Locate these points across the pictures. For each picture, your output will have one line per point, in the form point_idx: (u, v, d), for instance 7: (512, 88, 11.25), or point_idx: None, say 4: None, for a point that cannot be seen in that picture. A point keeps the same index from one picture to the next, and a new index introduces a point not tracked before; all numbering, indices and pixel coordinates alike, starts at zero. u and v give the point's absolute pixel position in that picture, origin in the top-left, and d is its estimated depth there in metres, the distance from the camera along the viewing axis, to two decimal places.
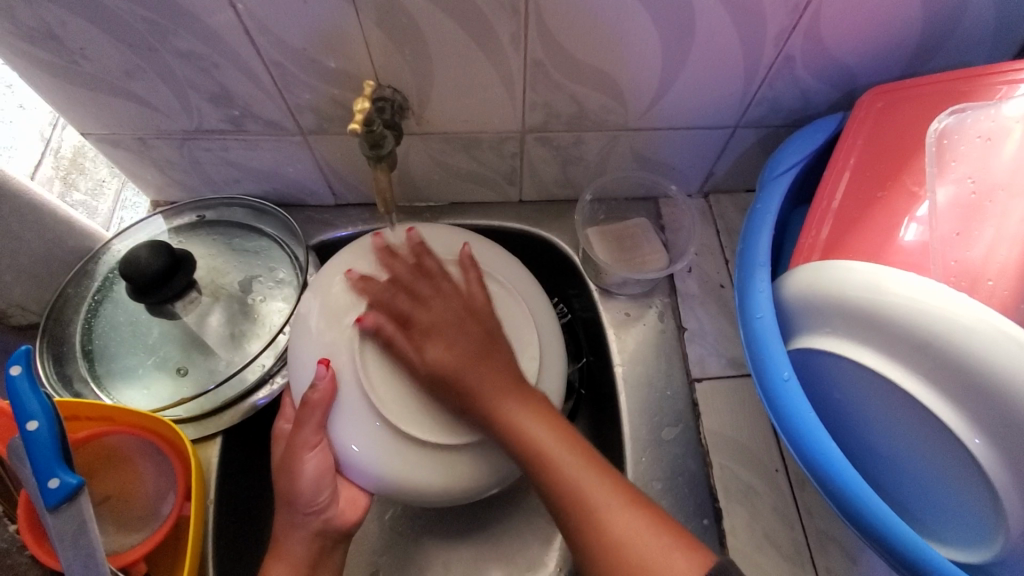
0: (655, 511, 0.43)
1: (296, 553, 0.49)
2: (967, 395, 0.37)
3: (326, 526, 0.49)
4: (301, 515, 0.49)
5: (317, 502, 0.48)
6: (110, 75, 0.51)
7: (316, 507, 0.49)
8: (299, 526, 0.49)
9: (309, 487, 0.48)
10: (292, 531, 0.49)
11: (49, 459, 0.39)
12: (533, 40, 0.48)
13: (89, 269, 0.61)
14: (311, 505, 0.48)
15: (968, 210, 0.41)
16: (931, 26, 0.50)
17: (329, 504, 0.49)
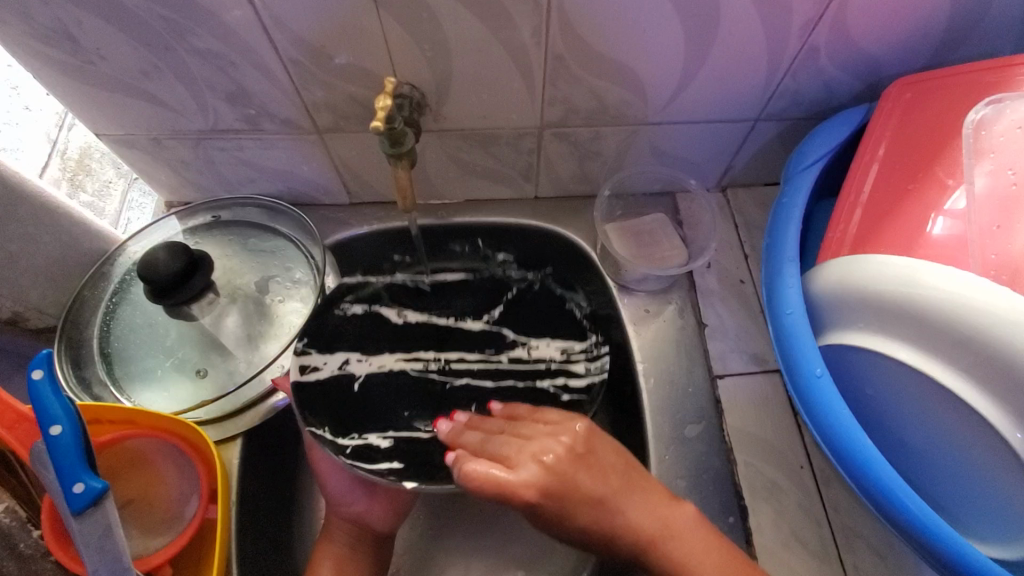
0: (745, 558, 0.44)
1: (334, 544, 0.55)
2: (1008, 389, 0.36)
3: (362, 519, 0.56)
4: (337, 507, 0.56)
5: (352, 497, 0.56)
6: (125, 75, 0.51)
7: (348, 501, 0.56)
8: (336, 518, 0.56)
9: (342, 485, 0.56)
10: (333, 523, 0.56)
11: (73, 463, 0.38)
12: (556, 35, 0.47)
13: (105, 270, 0.61)
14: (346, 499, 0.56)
15: (1006, 203, 0.40)
16: (959, 15, 0.49)
17: (359, 500, 0.56)
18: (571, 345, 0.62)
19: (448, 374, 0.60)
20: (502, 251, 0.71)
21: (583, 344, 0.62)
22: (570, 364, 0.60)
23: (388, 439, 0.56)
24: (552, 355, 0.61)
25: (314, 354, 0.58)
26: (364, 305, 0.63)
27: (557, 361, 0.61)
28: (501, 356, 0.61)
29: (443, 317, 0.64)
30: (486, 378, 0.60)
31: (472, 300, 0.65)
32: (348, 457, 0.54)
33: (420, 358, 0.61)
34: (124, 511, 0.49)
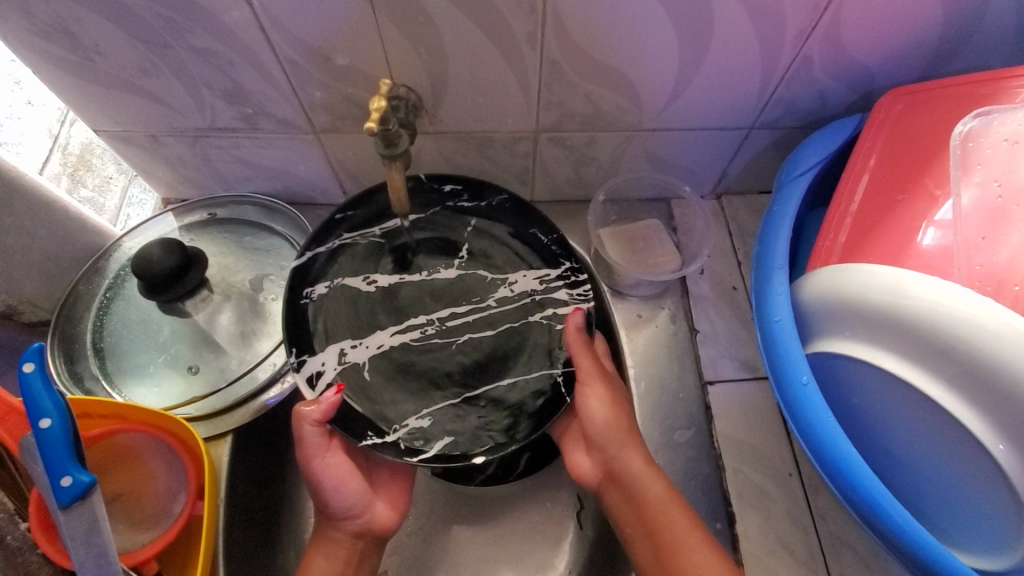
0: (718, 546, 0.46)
1: (335, 556, 0.53)
2: (990, 400, 0.37)
3: (364, 528, 0.54)
4: (337, 522, 0.54)
5: (354, 507, 0.54)
6: (124, 72, 0.51)
7: (353, 516, 0.54)
8: (337, 532, 0.54)
9: (345, 501, 0.53)
10: (332, 535, 0.53)
11: (61, 457, 0.38)
12: (552, 40, 0.48)
13: (100, 266, 0.61)
14: (346, 511, 0.54)
15: (992, 214, 0.40)
16: (952, 28, 0.49)
17: (361, 513, 0.54)
18: (547, 273, 0.57)
19: (447, 334, 0.55)
20: (449, 180, 0.58)
21: (558, 270, 0.57)
22: (552, 292, 0.57)
23: (427, 419, 0.51)
24: (532, 287, 0.57)
25: (309, 362, 0.51)
26: (331, 285, 0.55)
27: (539, 293, 0.56)
28: (494, 302, 0.56)
29: (414, 275, 0.57)
30: (482, 325, 0.56)
31: (434, 254, 0.58)
32: (410, 455, 0.49)
33: (408, 329, 0.55)
34: (112, 506, 0.49)
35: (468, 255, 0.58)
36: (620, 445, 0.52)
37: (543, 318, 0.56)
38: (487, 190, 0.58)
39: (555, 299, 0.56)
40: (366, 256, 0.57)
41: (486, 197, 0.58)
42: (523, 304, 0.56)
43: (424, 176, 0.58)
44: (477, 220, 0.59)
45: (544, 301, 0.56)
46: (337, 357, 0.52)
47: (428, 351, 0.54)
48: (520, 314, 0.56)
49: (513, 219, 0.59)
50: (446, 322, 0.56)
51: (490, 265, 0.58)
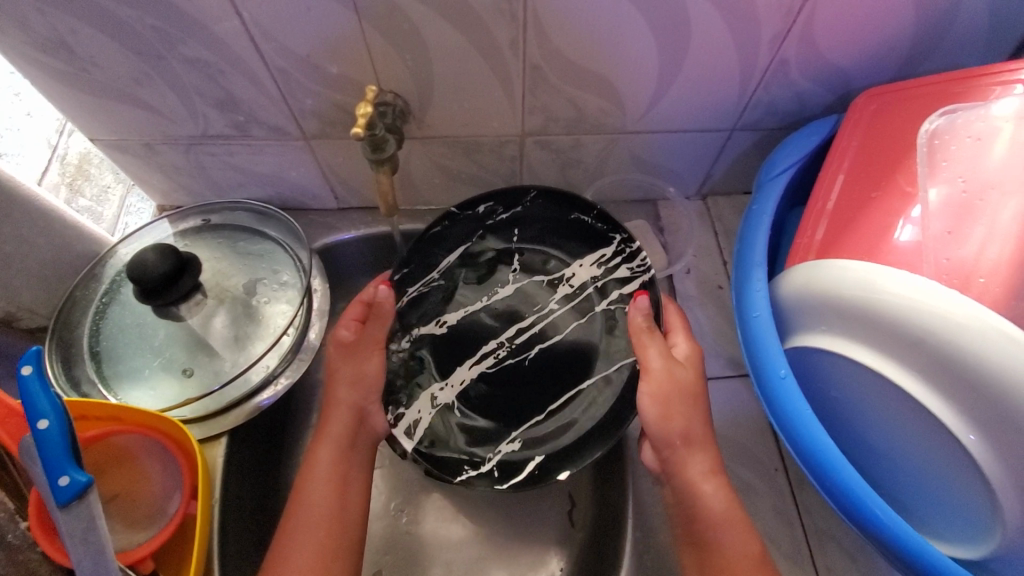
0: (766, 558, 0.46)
1: (335, 429, 0.52)
2: (958, 390, 0.38)
3: (365, 415, 0.53)
4: (347, 397, 0.53)
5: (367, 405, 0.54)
6: (118, 82, 0.52)
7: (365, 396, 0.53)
8: (340, 405, 0.52)
9: (366, 380, 0.53)
10: (333, 411, 0.52)
11: (58, 456, 0.39)
12: (533, 46, 0.49)
13: (96, 272, 0.62)
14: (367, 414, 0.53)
15: (959, 210, 0.42)
16: (923, 29, 0.51)
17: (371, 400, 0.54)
18: (602, 253, 0.60)
19: (518, 351, 0.59)
20: (482, 202, 0.60)
21: (612, 247, 0.60)
22: (613, 272, 0.59)
23: (517, 441, 0.56)
24: (592, 275, 0.60)
25: (405, 414, 0.56)
26: (406, 336, 0.58)
27: (600, 279, 0.60)
28: (558, 305, 0.61)
29: (477, 302, 0.61)
30: (548, 333, 0.60)
31: (488, 275, 0.62)
32: (504, 481, 0.54)
33: (481, 357, 0.59)
34: (109, 506, 0.50)
35: (522, 269, 0.62)
36: (676, 438, 0.49)
37: (603, 305, 0.59)
38: (516, 194, 0.60)
39: (611, 281, 0.59)
40: (430, 300, 0.60)
41: (518, 202, 0.61)
42: (581, 295, 0.60)
43: (456, 208, 0.60)
44: (518, 232, 0.62)
45: (603, 286, 0.59)
46: (429, 403, 0.57)
47: (505, 371, 0.59)
48: (583, 308, 0.60)
49: (549, 214, 0.61)
50: (515, 340, 0.60)
51: (544, 273, 0.62)
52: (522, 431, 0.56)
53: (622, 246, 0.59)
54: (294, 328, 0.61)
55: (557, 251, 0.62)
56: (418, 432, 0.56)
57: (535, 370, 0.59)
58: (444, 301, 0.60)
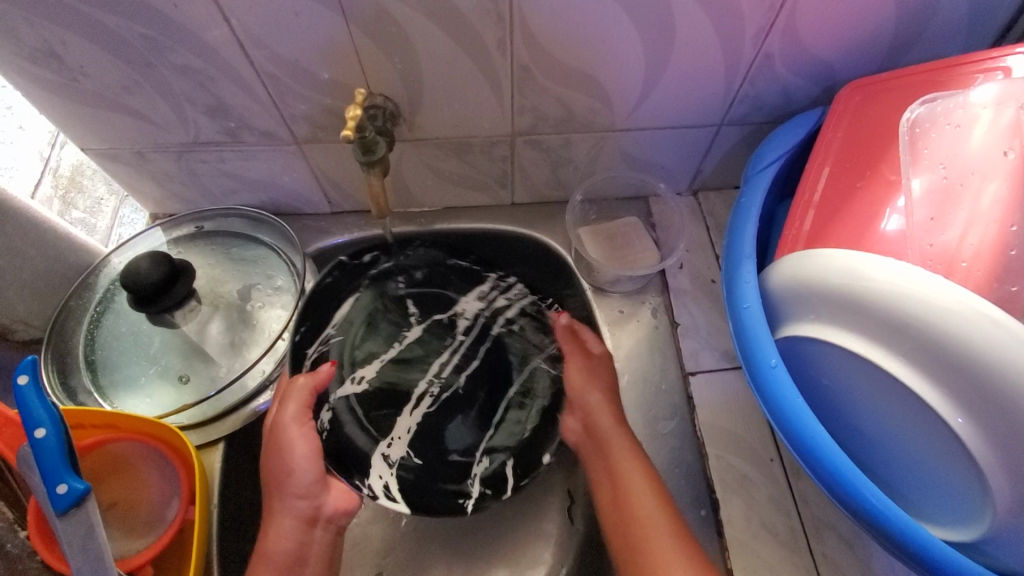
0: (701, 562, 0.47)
1: (282, 547, 0.51)
2: (946, 375, 0.38)
3: (317, 513, 0.53)
4: (292, 501, 0.52)
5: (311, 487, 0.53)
6: (109, 91, 0.53)
7: (308, 494, 0.53)
8: (289, 513, 0.52)
9: (306, 476, 0.53)
10: (282, 522, 0.52)
11: (56, 466, 0.39)
12: (520, 46, 0.50)
13: (90, 282, 0.62)
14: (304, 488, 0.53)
15: (941, 197, 0.42)
16: (904, 21, 0.51)
17: (318, 493, 0.53)
18: (484, 290, 0.68)
19: (445, 386, 0.64)
20: (365, 253, 0.66)
21: (488, 284, 0.68)
22: (497, 307, 0.67)
23: (485, 460, 0.62)
24: (479, 308, 0.67)
25: (370, 483, 0.58)
26: (332, 407, 0.60)
27: (486, 309, 0.67)
28: (462, 335, 0.66)
29: (388, 350, 0.65)
30: (461, 368, 0.65)
31: (389, 326, 0.66)
32: (499, 494, 0.60)
33: (416, 402, 0.64)
34: (107, 514, 0.50)
35: (419, 311, 0.67)
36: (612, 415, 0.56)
37: (500, 328, 0.67)
38: (397, 246, 0.67)
39: (498, 306, 0.67)
40: (343, 357, 0.63)
41: (395, 253, 0.67)
42: (479, 325, 0.67)
43: (343, 259, 0.65)
44: (404, 279, 0.67)
45: (494, 311, 0.67)
46: (386, 464, 0.60)
47: (444, 404, 0.64)
48: (482, 337, 0.66)
49: (431, 258, 0.68)
50: (441, 373, 0.65)
51: (433, 310, 0.67)
52: (487, 448, 0.62)
53: (513, 285, 0.68)
54: (289, 332, 0.61)
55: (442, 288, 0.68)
56: (392, 490, 0.59)
57: (468, 394, 0.65)
58: (361, 359, 0.64)
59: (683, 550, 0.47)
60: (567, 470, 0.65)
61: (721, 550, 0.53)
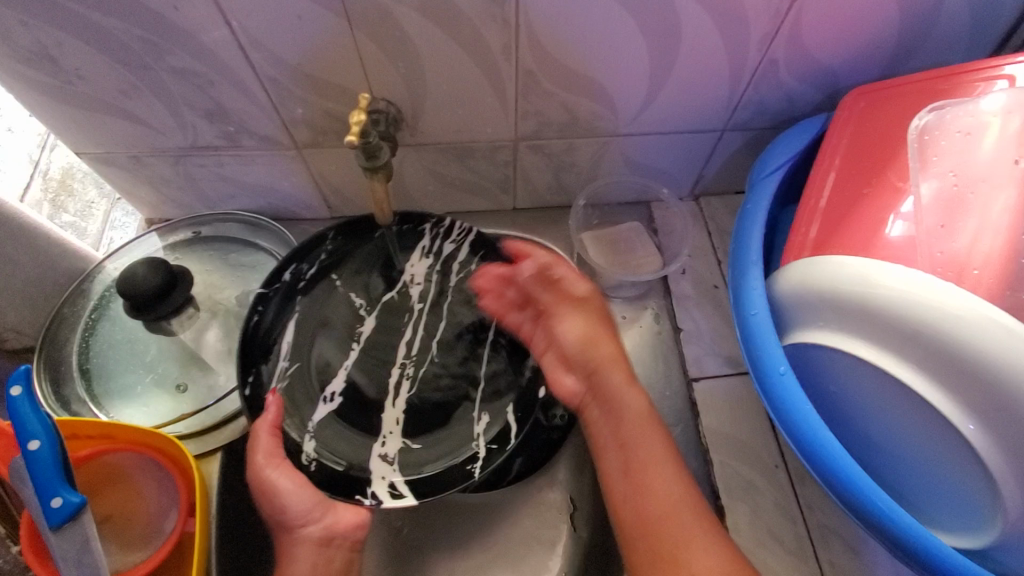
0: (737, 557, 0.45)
1: (301, 568, 0.51)
2: (958, 382, 0.38)
3: (328, 533, 0.52)
4: (297, 531, 0.52)
5: (310, 513, 0.51)
6: (105, 94, 0.52)
7: (311, 521, 0.52)
8: (301, 542, 0.52)
9: (300, 506, 0.51)
10: (297, 549, 0.52)
11: (50, 479, 0.38)
12: (525, 51, 0.49)
13: (84, 288, 0.61)
14: (302, 517, 0.51)
15: (950, 204, 0.42)
16: (908, 28, 0.51)
17: (322, 516, 0.52)
18: (424, 248, 0.60)
19: (416, 361, 0.56)
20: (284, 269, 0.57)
21: (428, 240, 0.60)
22: (444, 259, 0.60)
23: (484, 416, 0.54)
24: (428, 271, 0.59)
25: (375, 488, 0.50)
26: (313, 435, 0.52)
27: (436, 265, 0.59)
28: (419, 304, 0.58)
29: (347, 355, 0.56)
30: (428, 343, 0.57)
31: (339, 316, 0.57)
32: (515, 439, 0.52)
33: (394, 391, 0.54)
34: (103, 528, 0.49)
35: (365, 297, 0.58)
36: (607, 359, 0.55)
37: (457, 279, 0.59)
38: (314, 245, 0.58)
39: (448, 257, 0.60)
40: (299, 377, 0.54)
41: (319, 250, 0.59)
42: (433, 285, 0.59)
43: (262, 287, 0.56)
44: (335, 273, 0.59)
45: (444, 265, 0.59)
46: (386, 463, 0.52)
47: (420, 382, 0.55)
48: (440, 297, 0.58)
49: (354, 244, 0.60)
50: (408, 354, 0.56)
51: (385, 286, 0.59)
52: (484, 405, 0.54)
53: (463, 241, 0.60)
54: None
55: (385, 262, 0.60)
56: (398, 487, 0.50)
57: (444, 364, 0.56)
58: (321, 374, 0.55)
59: (687, 493, 0.48)
60: (569, 476, 0.65)
61: None
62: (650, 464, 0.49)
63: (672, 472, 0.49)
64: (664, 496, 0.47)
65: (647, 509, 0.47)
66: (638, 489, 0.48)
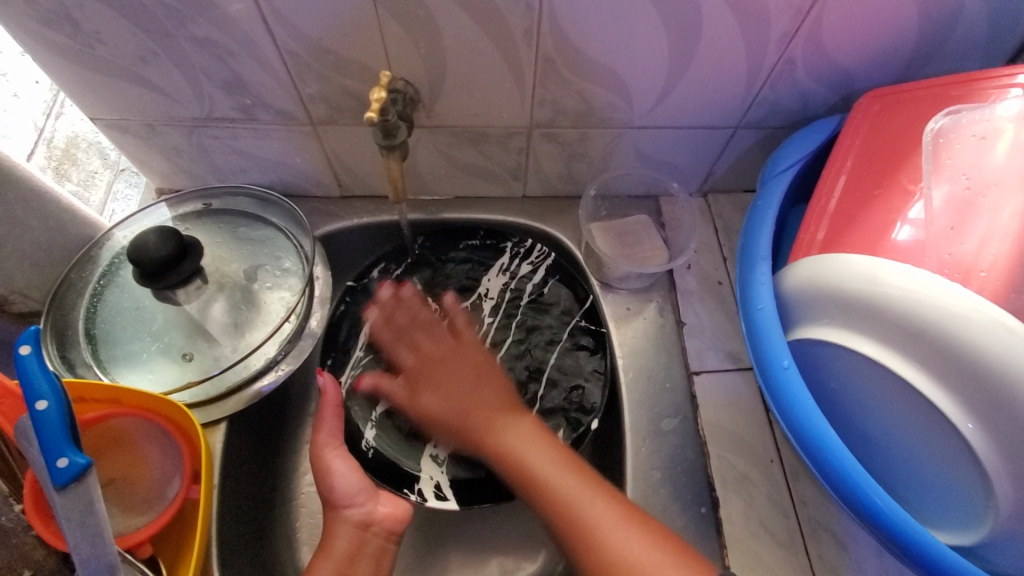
0: (671, 536, 0.47)
1: (340, 548, 0.50)
2: (959, 383, 0.39)
3: (367, 518, 0.52)
4: (341, 511, 0.52)
5: (354, 497, 0.53)
6: (124, 59, 0.51)
7: (355, 502, 0.52)
8: (342, 522, 0.52)
9: (348, 486, 0.53)
10: (336, 527, 0.52)
11: (56, 438, 0.36)
12: (546, 37, 0.49)
13: (93, 254, 0.61)
14: (348, 500, 0.52)
15: (960, 207, 0.43)
16: (926, 34, 0.52)
17: (364, 502, 0.53)
18: (501, 262, 0.68)
19: None
20: (375, 267, 0.67)
21: (508, 254, 0.68)
22: (518, 273, 0.67)
23: None
24: (504, 283, 0.67)
25: (423, 484, 0.58)
26: (373, 426, 0.60)
27: (510, 283, 0.67)
28: (490, 316, 0.65)
29: None
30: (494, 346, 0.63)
31: None
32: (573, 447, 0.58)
33: None
34: (107, 490, 0.49)
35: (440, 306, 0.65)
36: (454, 411, 0.55)
37: (529, 297, 0.66)
38: (403, 248, 0.68)
39: (523, 276, 0.67)
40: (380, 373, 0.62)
41: (409, 251, 0.68)
42: (506, 300, 0.66)
43: (353, 283, 0.66)
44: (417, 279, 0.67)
45: (518, 282, 0.67)
46: (434, 464, 0.59)
47: None
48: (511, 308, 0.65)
49: (439, 249, 0.68)
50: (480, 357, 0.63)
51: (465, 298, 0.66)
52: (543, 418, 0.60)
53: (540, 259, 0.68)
54: (295, 315, 0.60)
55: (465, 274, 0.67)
56: (442, 488, 0.58)
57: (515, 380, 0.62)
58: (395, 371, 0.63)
59: (557, 470, 0.50)
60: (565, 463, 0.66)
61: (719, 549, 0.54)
62: (517, 448, 0.52)
63: (544, 444, 0.52)
64: (533, 473, 0.50)
65: (515, 471, 0.51)
66: (501, 456, 0.52)
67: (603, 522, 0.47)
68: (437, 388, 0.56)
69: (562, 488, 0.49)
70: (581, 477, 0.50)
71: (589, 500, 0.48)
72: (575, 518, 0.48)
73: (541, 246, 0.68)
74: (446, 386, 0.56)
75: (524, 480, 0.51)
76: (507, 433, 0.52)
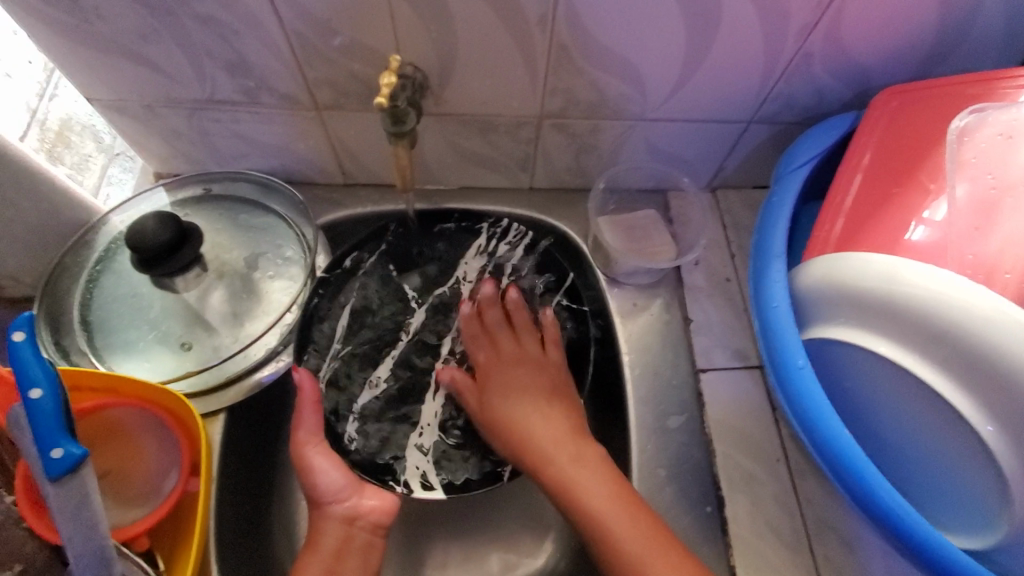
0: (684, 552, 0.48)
1: (325, 544, 0.51)
2: (979, 384, 0.39)
3: (355, 513, 0.53)
4: (326, 507, 0.53)
5: (339, 493, 0.53)
6: (124, 37, 0.50)
7: (341, 498, 0.53)
8: (328, 518, 0.52)
9: (331, 483, 0.53)
10: (323, 524, 0.52)
11: (51, 428, 0.34)
12: (561, 23, 0.48)
13: (88, 239, 0.59)
14: (333, 496, 0.53)
15: (985, 206, 0.43)
16: (945, 31, 0.51)
17: (349, 496, 0.53)
18: (478, 244, 0.66)
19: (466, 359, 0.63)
20: (347, 255, 0.62)
21: (484, 236, 0.66)
22: (496, 253, 0.66)
23: None
24: (480, 267, 0.65)
25: (408, 476, 0.57)
26: (356, 418, 0.58)
27: (489, 265, 0.65)
28: (468, 302, 0.64)
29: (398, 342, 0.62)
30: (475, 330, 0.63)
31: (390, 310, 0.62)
32: None
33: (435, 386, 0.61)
34: (102, 482, 0.48)
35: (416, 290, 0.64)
36: (518, 434, 0.55)
37: (509, 280, 0.65)
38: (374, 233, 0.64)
39: (503, 255, 0.66)
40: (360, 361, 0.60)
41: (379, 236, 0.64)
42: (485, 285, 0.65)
43: (325, 272, 0.61)
44: (393, 265, 0.64)
45: (496, 264, 0.65)
46: (421, 453, 0.58)
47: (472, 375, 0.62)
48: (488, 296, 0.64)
49: (412, 233, 0.65)
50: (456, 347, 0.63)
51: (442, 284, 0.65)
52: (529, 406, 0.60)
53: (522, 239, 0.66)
54: (298, 304, 0.59)
55: (440, 261, 0.65)
56: (429, 479, 0.57)
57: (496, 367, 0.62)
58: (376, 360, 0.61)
59: (607, 501, 0.49)
60: None
61: (724, 547, 0.53)
62: (562, 477, 0.52)
63: (597, 475, 0.51)
64: (582, 504, 0.50)
65: (572, 505, 0.51)
66: (560, 490, 0.52)
67: (640, 548, 0.47)
68: (513, 401, 0.57)
69: (608, 516, 0.49)
70: (631, 509, 0.49)
71: (625, 525, 0.48)
72: (618, 546, 0.48)
73: (517, 225, 0.66)
74: (525, 413, 0.56)
75: (574, 509, 0.50)
76: (564, 459, 0.53)
